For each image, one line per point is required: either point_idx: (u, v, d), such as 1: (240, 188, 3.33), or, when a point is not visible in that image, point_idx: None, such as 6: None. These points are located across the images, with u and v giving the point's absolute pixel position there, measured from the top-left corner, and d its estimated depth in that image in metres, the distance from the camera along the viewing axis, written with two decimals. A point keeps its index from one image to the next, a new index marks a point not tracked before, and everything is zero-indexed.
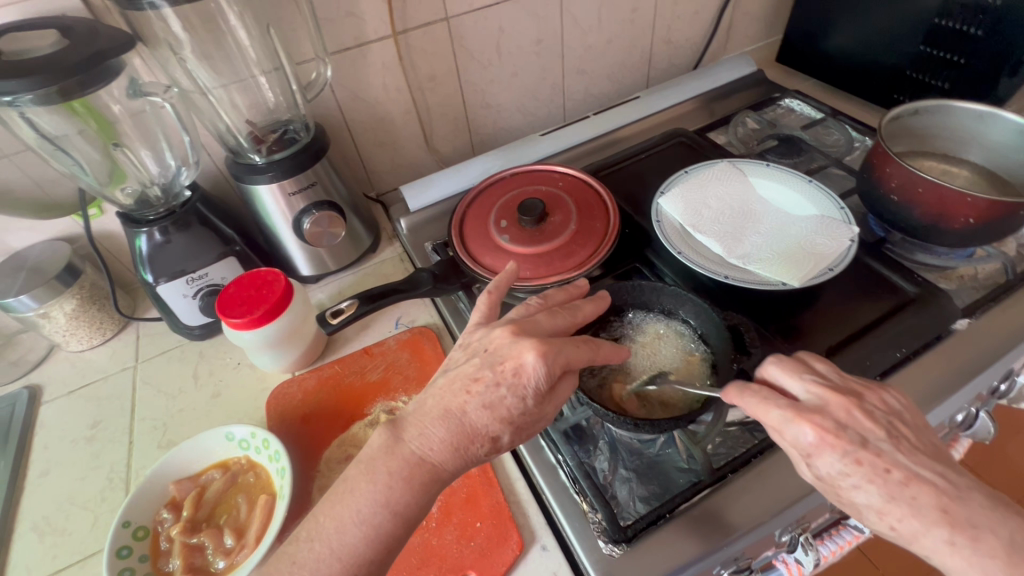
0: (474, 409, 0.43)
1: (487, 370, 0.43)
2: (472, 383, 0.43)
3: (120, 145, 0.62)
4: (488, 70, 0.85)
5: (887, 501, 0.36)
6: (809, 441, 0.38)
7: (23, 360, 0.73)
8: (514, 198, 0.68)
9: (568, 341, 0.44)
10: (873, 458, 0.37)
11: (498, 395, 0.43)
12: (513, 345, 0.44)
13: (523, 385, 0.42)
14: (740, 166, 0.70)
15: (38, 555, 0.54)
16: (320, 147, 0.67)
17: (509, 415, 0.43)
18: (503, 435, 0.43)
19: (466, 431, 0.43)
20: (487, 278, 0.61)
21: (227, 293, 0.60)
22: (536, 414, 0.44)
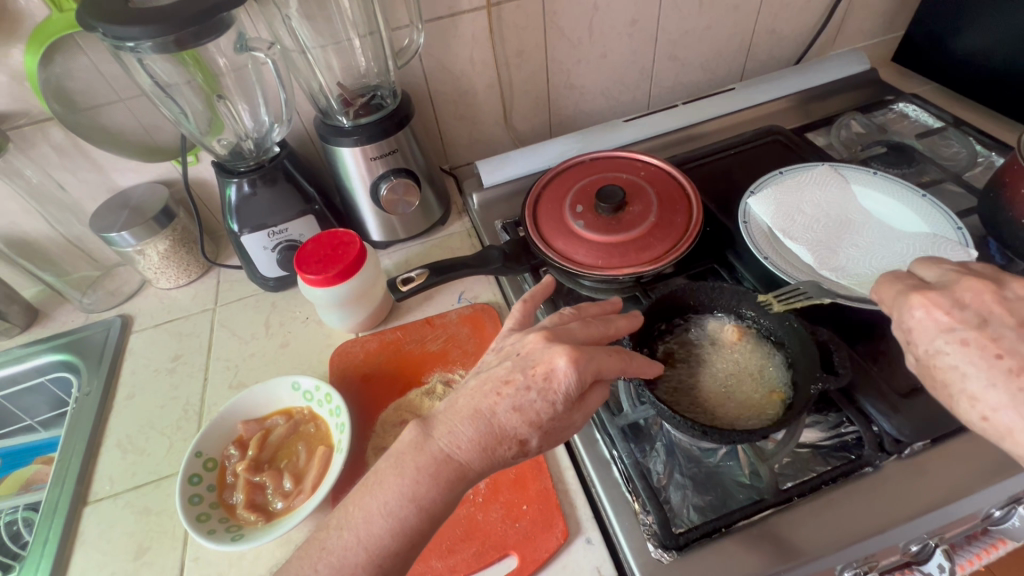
0: (501, 409, 0.42)
1: (517, 372, 0.43)
2: (503, 385, 0.42)
3: (223, 97, 0.65)
4: (577, 49, 0.83)
5: (979, 370, 0.37)
6: (920, 318, 0.40)
7: (120, 290, 0.80)
8: (593, 183, 0.66)
9: (600, 350, 0.43)
10: (956, 327, 0.38)
11: (528, 398, 0.42)
12: (545, 350, 0.43)
13: (554, 390, 0.41)
14: (842, 171, 0.65)
15: (120, 470, 0.60)
16: (405, 115, 0.68)
17: (539, 419, 0.41)
18: (531, 440, 0.42)
19: (496, 433, 0.41)
20: (557, 262, 0.60)
21: (305, 251, 0.62)
22: (560, 423, 0.42)
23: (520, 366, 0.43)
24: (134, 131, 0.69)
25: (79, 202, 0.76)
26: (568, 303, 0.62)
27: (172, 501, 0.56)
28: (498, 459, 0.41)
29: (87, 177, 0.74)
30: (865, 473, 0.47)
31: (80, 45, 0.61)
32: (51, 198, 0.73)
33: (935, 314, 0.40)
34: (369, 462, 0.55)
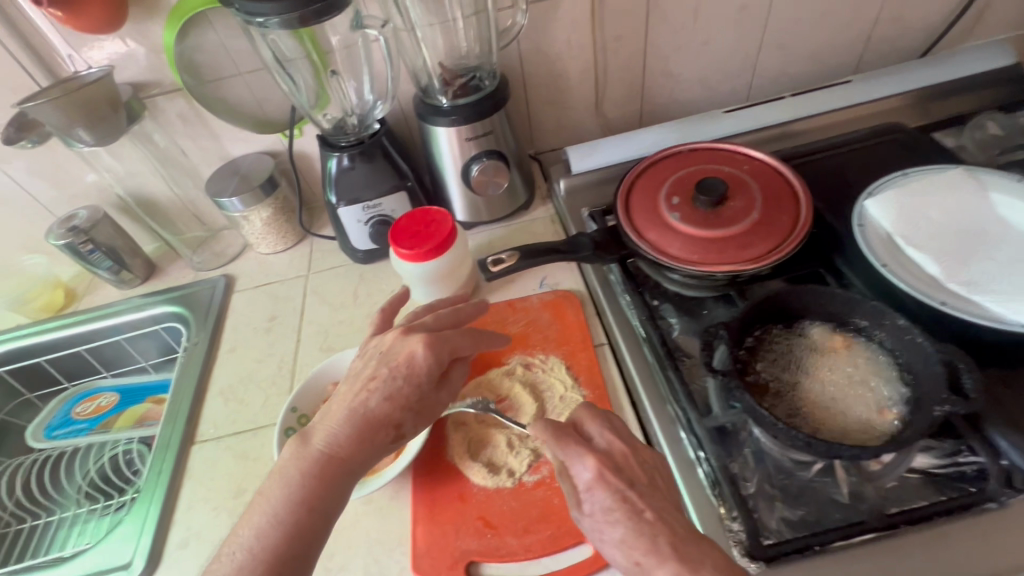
0: (374, 400, 0.47)
1: (381, 369, 0.49)
2: (371, 380, 0.48)
3: (334, 74, 0.69)
4: (679, 35, 0.79)
5: (633, 537, 0.39)
6: (586, 477, 0.43)
7: (225, 252, 0.86)
8: (690, 175, 0.63)
9: (454, 334, 0.52)
10: (635, 501, 0.41)
11: (396, 386, 0.48)
12: (401, 343, 0.50)
13: (416, 374, 0.49)
14: (980, 176, 0.58)
15: (223, 415, 0.65)
16: (501, 98, 0.68)
17: (406, 402, 0.48)
18: (404, 422, 0.49)
19: (370, 423, 0.47)
20: (649, 254, 0.58)
21: (398, 226, 0.64)
22: (420, 403, 0.50)
23: (383, 360, 0.49)
24: (250, 103, 0.74)
25: (196, 168, 0.82)
26: (654, 297, 0.62)
27: (268, 450, 0.60)
28: (375, 445, 0.47)
29: (205, 145, 0.80)
30: (988, 508, 0.43)
31: (210, 21, 0.66)
32: (173, 162, 0.80)
33: (592, 473, 0.43)
34: (449, 435, 0.56)
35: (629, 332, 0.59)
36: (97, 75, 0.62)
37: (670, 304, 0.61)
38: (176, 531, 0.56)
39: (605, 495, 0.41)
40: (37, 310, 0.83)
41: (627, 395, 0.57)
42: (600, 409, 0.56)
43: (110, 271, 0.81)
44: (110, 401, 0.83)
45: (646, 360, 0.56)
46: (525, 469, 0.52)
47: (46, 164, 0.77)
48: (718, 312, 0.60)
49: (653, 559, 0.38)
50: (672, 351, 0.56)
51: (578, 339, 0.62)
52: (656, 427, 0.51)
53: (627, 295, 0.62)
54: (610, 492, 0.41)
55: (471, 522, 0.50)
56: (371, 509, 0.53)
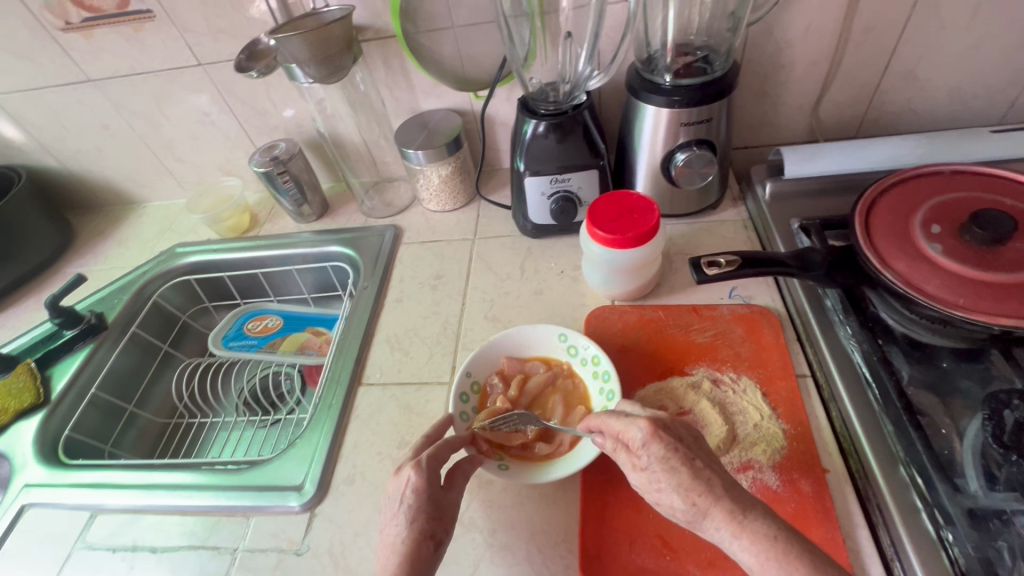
0: (403, 528, 0.42)
1: (393, 508, 0.43)
2: (389, 519, 0.43)
3: (569, 37, 0.66)
4: (945, 33, 0.67)
5: (679, 491, 0.39)
6: (640, 438, 0.41)
7: (394, 203, 0.88)
8: (959, 202, 0.53)
9: (440, 444, 0.47)
10: (677, 458, 0.40)
11: (402, 511, 0.43)
12: (398, 479, 0.45)
13: (413, 499, 0.43)
14: None
15: (388, 362, 0.66)
16: (729, 86, 0.61)
17: (427, 510, 0.43)
18: (437, 526, 0.43)
19: (407, 554, 0.41)
20: (897, 287, 0.49)
21: (599, 207, 0.61)
22: (441, 506, 0.44)
23: (393, 504, 0.44)
24: (456, 59, 0.73)
25: (386, 116, 0.84)
26: (879, 335, 0.54)
27: (431, 408, 0.61)
28: (425, 565, 0.41)
29: (400, 95, 0.81)
30: None
31: None
32: (367, 108, 0.82)
33: (644, 431, 0.41)
34: None
35: (849, 369, 0.52)
36: (338, 14, 0.63)
37: (898, 349, 0.53)
38: (341, 467, 0.58)
39: (660, 447, 0.41)
40: (228, 229, 0.90)
41: (835, 442, 0.50)
42: (803, 450, 0.49)
43: (293, 203, 0.86)
44: (276, 324, 0.88)
45: (870, 407, 0.49)
46: None
47: (256, 96, 0.83)
48: (964, 368, 0.51)
49: (701, 504, 0.38)
50: (909, 405, 0.48)
51: (778, 365, 0.56)
52: (884, 490, 0.44)
53: (849, 327, 0.55)
54: (666, 447, 0.40)
55: (646, 538, 0.46)
56: (535, 496, 0.51)
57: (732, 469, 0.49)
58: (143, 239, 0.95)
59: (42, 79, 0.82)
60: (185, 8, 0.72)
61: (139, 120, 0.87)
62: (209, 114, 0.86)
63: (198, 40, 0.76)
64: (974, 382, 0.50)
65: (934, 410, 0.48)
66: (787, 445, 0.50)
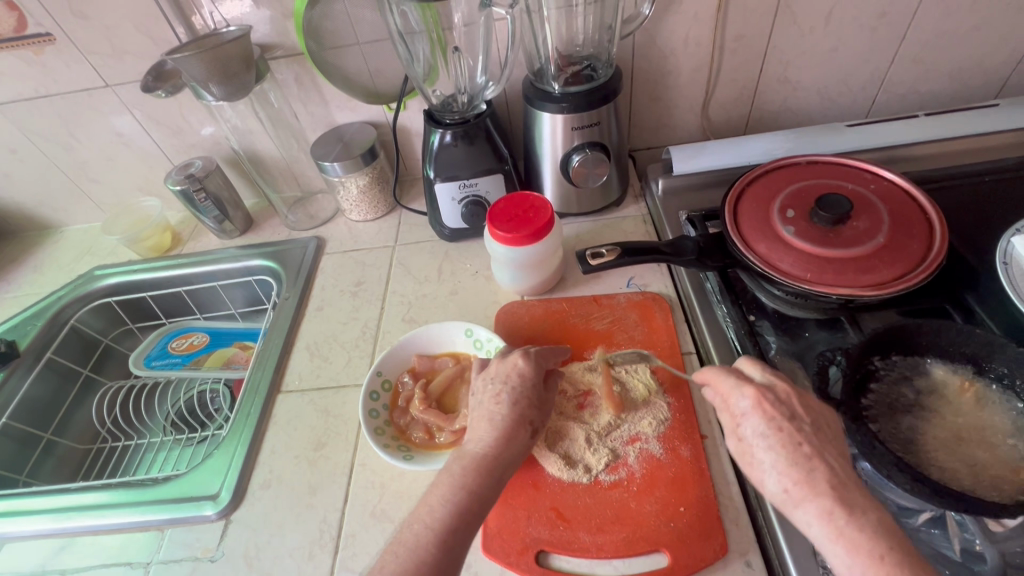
0: (505, 408, 0.49)
1: (495, 388, 0.51)
2: (495, 397, 0.50)
3: (456, 52, 0.69)
4: (804, 39, 0.75)
5: (789, 464, 0.40)
6: (746, 405, 0.44)
7: (318, 215, 0.89)
8: (810, 188, 0.60)
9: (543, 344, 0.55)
10: (793, 433, 0.41)
11: (513, 393, 0.50)
12: (501, 364, 0.53)
13: (523, 384, 0.51)
14: None
15: (307, 369, 0.68)
16: (613, 90, 0.66)
17: (531, 401, 0.50)
18: (534, 418, 0.50)
19: (505, 432, 0.48)
20: (757, 267, 0.55)
21: (499, 208, 0.65)
22: (539, 402, 0.51)
23: (493, 384, 0.51)
24: (364, 74, 0.76)
25: (303, 130, 0.86)
26: (751, 311, 0.60)
27: (348, 409, 0.63)
28: (519, 443, 0.48)
29: (315, 110, 0.83)
30: None
31: None
32: (284, 123, 0.84)
33: (752, 404, 0.43)
34: None
35: (723, 345, 0.57)
36: (236, 34, 0.65)
37: (767, 323, 0.59)
38: (259, 472, 0.59)
39: (762, 419, 0.42)
40: (148, 249, 0.89)
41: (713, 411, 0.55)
42: (684, 421, 0.54)
43: (214, 220, 0.86)
44: (202, 340, 0.88)
45: None
46: (602, 467, 0.52)
47: (171, 115, 0.83)
48: (820, 337, 0.57)
49: (805, 491, 0.39)
50: None
51: (666, 345, 0.60)
52: None
53: (724, 307, 0.60)
54: (772, 417, 0.42)
55: (542, 512, 0.50)
56: None
57: (621, 443, 0.53)
58: (58, 264, 0.93)
59: None
60: (88, 31, 0.73)
61: (49, 143, 0.86)
62: (122, 135, 0.86)
63: (104, 61, 0.76)
64: (829, 347, 0.56)
65: (794, 374, 0.54)
66: (671, 417, 0.54)
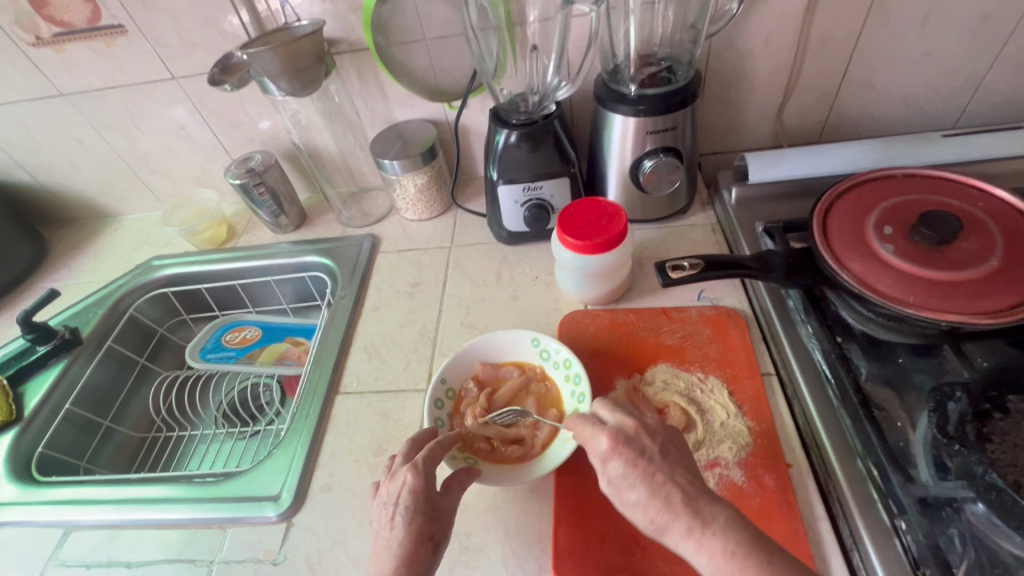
0: (400, 532, 0.43)
1: (389, 512, 0.44)
2: (387, 524, 0.44)
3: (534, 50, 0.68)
4: (897, 42, 0.70)
5: (648, 497, 0.39)
6: (602, 448, 0.43)
7: (372, 213, 0.89)
8: (909, 203, 0.55)
9: (432, 447, 0.47)
10: (646, 467, 0.41)
11: (396, 515, 0.44)
12: (390, 481, 0.46)
13: (408, 502, 0.44)
14: None
15: (366, 370, 0.67)
16: (691, 94, 0.63)
17: (421, 516, 0.43)
18: (434, 531, 0.43)
19: (403, 559, 0.41)
20: (851, 286, 0.51)
21: (568, 214, 0.62)
22: (438, 509, 0.44)
23: (388, 508, 0.44)
24: (429, 71, 0.74)
25: (361, 127, 0.85)
26: (839, 332, 0.56)
27: (408, 414, 0.61)
28: (422, 565, 0.42)
29: (374, 107, 0.82)
30: None
31: None
32: (342, 119, 0.83)
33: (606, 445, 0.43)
34: None
35: (810, 367, 0.54)
36: (309, 29, 0.64)
37: (856, 346, 0.55)
38: (319, 476, 0.58)
39: (627, 452, 0.42)
40: (205, 241, 0.90)
41: (798, 437, 0.52)
42: (768, 447, 0.51)
43: (270, 214, 0.86)
44: (255, 335, 0.88)
45: (829, 402, 0.51)
46: None
47: (231, 108, 0.83)
48: (918, 363, 0.53)
49: (664, 516, 0.38)
50: (866, 399, 0.50)
51: (744, 364, 0.57)
52: (843, 483, 0.46)
53: (809, 326, 0.57)
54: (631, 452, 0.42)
55: (617, 537, 0.47)
56: (510, 499, 0.52)
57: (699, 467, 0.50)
58: (119, 252, 0.94)
59: (14, 93, 0.81)
60: (158, 23, 0.73)
61: (113, 134, 0.87)
62: (184, 127, 0.86)
63: (171, 54, 0.76)
64: (927, 377, 0.52)
65: (889, 403, 0.50)
66: (753, 442, 0.51)
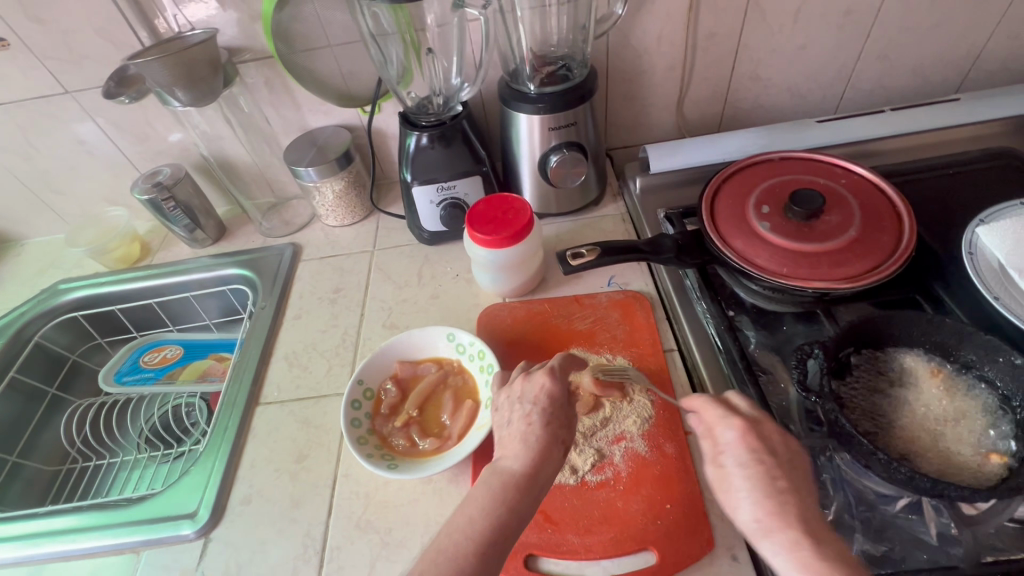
0: (538, 427, 0.44)
1: (524, 407, 0.46)
2: (527, 415, 0.45)
3: (430, 53, 0.70)
4: (774, 37, 0.76)
5: (763, 496, 0.38)
6: (730, 437, 0.41)
7: (293, 221, 0.88)
8: (783, 183, 0.61)
9: (565, 355, 0.49)
10: (770, 468, 0.39)
11: (533, 411, 0.45)
12: (528, 382, 0.47)
13: (553, 402, 0.46)
14: None
15: (287, 379, 0.66)
16: (588, 90, 0.66)
17: (560, 419, 0.45)
18: (567, 436, 0.45)
19: (542, 449, 0.43)
20: (734, 262, 0.56)
21: (477, 210, 0.64)
22: (571, 418, 0.46)
23: (523, 405, 0.46)
24: (337, 77, 0.74)
25: (275, 135, 0.84)
26: (730, 307, 0.61)
27: (329, 418, 0.61)
28: (553, 463, 0.43)
29: (286, 114, 0.81)
30: None
31: None
32: (255, 128, 0.82)
33: (737, 434, 0.41)
34: None
35: (704, 340, 0.58)
36: (202, 36, 0.64)
37: (746, 317, 0.60)
38: (239, 488, 0.57)
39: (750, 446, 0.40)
40: (116, 261, 0.86)
41: None
42: (668, 418, 0.54)
43: (185, 229, 0.84)
44: (176, 353, 0.86)
45: (721, 371, 0.55)
46: (589, 468, 0.51)
47: (136, 121, 0.80)
48: (799, 329, 0.58)
49: (774, 522, 0.37)
50: (751, 365, 0.54)
51: (648, 343, 0.61)
52: None
53: (703, 303, 0.61)
54: (757, 450, 0.40)
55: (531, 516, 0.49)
56: (430, 490, 0.53)
57: (606, 442, 0.53)
58: (20, 279, 0.89)
59: None
60: (45, 36, 0.70)
61: (6, 153, 0.82)
62: (84, 142, 0.82)
63: (61, 67, 0.73)
64: (807, 340, 0.57)
65: (774, 367, 0.55)
66: (655, 414, 0.54)
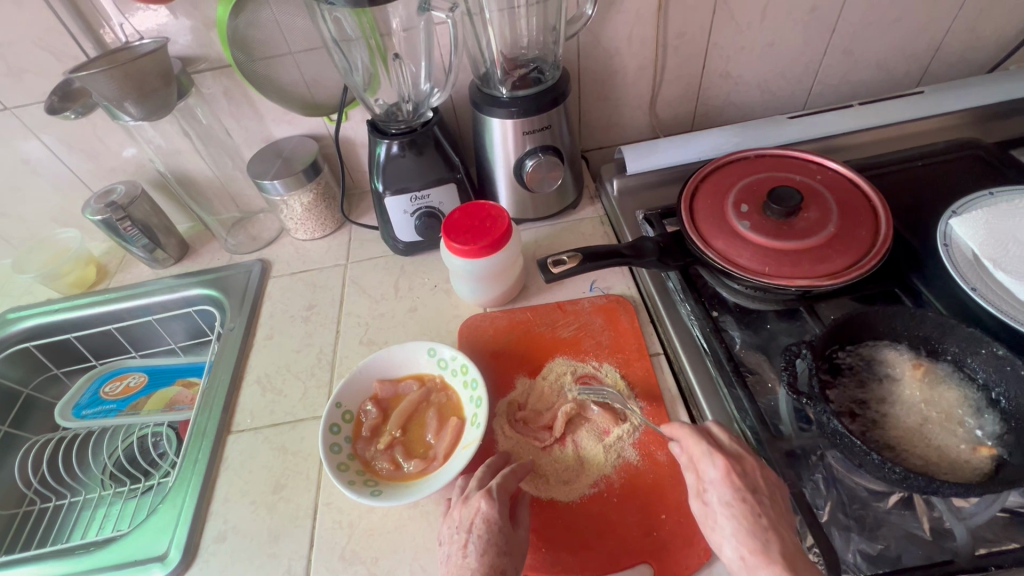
0: (474, 560, 0.42)
1: (461, 538, 0.44)
2: (460, 547, 0.44)
3: (397, 59, 0.67)
4: (742, 35, 0.76)
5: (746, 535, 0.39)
6: (713, 475, 0.43)
7: (261, 236, 0.84)
8: (760, 181, 0.60)
9: (505, 471, 0.47)
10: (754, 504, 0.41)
11: (470, 533, 0.44)
12: (465, 507, 0.46)
13: (489, 529, 0.44)
14: (1003, 195, 0.58)
15: (260, 404, 0.63)
16: (561, 93, 0.65)
17: (497, 544, 0.43)
18: (508, 566, 0.43)
19: None
20: (717, 264, 0.55)
21: (454, 219, 0.62)
22: (511, 542, 0.44)
23: (457, 533, 0.44)
24: (300, 86, 0.71)
25: (237, 147, 0.80)
26: (714, 307, 0.60)
27: (307, 444, 0.58)
28: None
29: (248, 125, 0.78)
30: None
31: None
32: (215, 141, 0.78)
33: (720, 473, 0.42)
34: (501, 449, 0.53)
35: (690, 342, 0.57)
36: (151, 46, 0.60)
37: (731, 317, 0.59)
38: (211, 525, 0.54)
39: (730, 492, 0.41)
40: (69, 286, 0.81)
41: (685, 411, 0.54)
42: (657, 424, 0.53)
43: (144, 249, 0.79)
44: (140, 381, 0.82)
45: (708, 373, 0.54)
46: (581, 481, 0.50)
47: (84, 136, 0.76)
48: (783, 327, 0.58)
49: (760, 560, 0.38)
50: (738, 367, 0.54)
51: (634, 348, 0.60)
52: None
53: (688, 304, 0.60)
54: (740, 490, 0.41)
55: None
56: (417, 514, 0.52)
57: (597, 453, 0.52)
58: None
59: None
60: None
61: None
62: (28, 161, 0.77)
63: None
64: (790, 337, 0.57)
65: (760, 367, 0.55)
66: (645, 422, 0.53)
